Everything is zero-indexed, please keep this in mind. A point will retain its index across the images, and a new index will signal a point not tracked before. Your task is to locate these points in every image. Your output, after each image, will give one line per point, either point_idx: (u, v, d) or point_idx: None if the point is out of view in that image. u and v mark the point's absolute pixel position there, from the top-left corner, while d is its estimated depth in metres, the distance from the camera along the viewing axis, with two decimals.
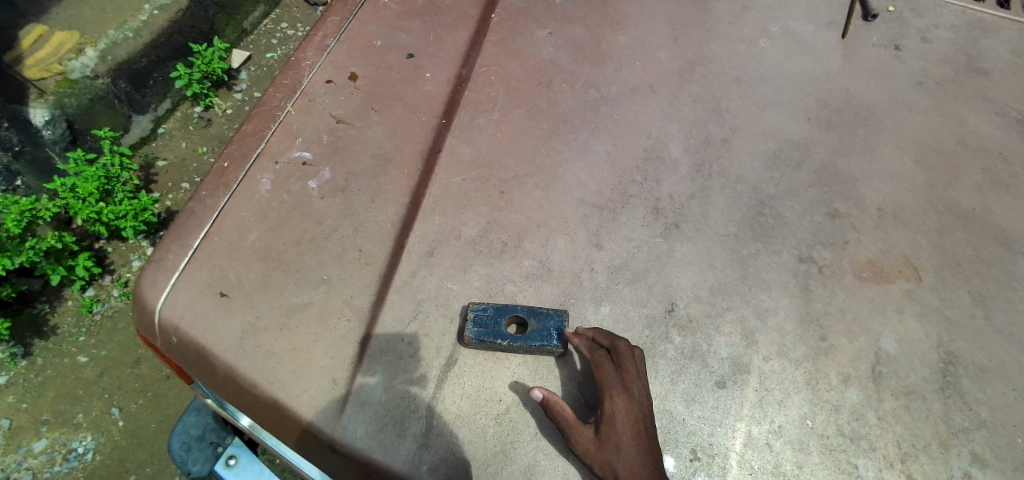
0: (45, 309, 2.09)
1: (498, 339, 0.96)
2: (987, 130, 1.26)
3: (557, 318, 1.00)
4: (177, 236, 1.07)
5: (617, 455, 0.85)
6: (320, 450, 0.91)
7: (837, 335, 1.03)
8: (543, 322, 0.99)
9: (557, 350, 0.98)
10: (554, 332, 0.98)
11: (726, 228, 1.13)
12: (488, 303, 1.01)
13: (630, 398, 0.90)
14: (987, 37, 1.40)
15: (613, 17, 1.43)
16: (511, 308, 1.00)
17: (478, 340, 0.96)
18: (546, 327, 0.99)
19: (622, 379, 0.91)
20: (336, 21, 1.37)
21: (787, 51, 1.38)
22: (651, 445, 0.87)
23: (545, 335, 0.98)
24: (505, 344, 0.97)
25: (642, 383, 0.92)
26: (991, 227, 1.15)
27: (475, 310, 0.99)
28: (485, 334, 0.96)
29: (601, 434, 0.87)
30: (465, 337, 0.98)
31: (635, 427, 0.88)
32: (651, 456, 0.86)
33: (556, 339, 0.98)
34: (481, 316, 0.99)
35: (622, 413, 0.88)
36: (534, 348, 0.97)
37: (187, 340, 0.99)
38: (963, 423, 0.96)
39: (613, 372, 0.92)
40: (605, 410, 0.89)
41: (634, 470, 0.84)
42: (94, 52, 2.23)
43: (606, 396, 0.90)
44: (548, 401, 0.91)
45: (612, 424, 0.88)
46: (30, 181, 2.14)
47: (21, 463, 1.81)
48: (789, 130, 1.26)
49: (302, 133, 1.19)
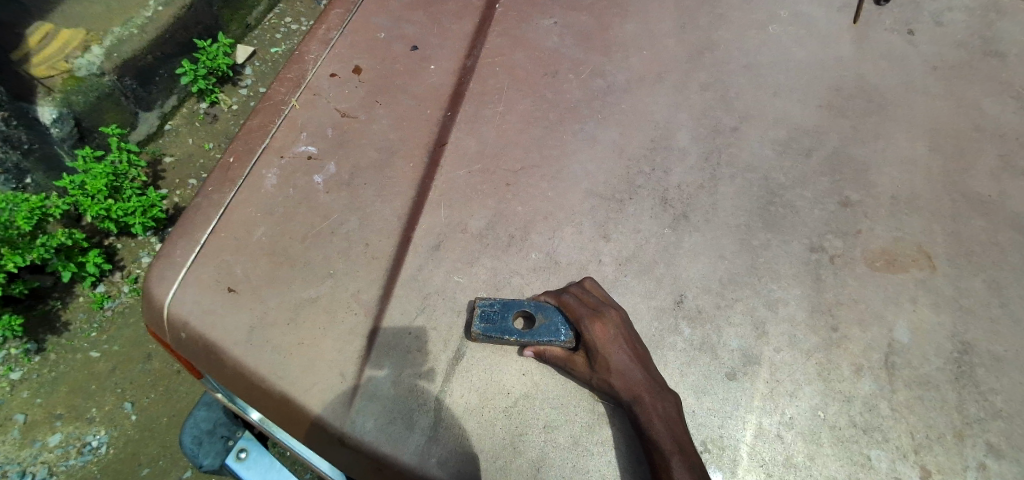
0: (57, 305, 2.11)
1: (504, 335, 0.95)
2: (1004, 115, 1.23)
3: (564, 314, 0.96)
4: (185, 231, 1.07)
5: (609, 371, 0.91)
6: (330, 443, 0.92)
7: (849, 325, 1.01)
8: (549, 317, 0.96)
9: (565, 346, 0.95)
10: (561, 327, 0.95)
11: (735, 218, 1.12)
12: (495, 299, 1.00)
13: (603, 319, 0.94)
14: (1003, 20, 1.36)
15: (619, 6, 1.41)
16: (514, 303, 0.98)
17: (484, 336, 0.95)
18: (554, 321, 0.96)
19: (589, 305, 0.96)
20: (339, 14, 1.36)
21: (797, 38, 1.35)
22: (636, 354, 0.93)
23: (553, 330, 0.95)
24: (512, 340, 0.95)
25: (608, 306, 0.98)
26: (1007, 213, 1.13)
27: (482, 306, 0.98)
28: (491, 330, 0.95)
29: (588, 357, 0.93)
30: (471, 333, 0.96)
31: (616, 344, 0.93)
32: (639, 365, 0.92)
33: (563, 334, 0.95)
34: (488, 312, 0.98)
35: (599, 335, 0.93)
36: (543, 344, 0.95)
37: (196, 335, 0.99)
38: (978, 413, 0.95)
39: (577, 301, 0.96)
40: (583, 336, 0.93)
41: (627, 380, 0.90)
42: (100, 49, 2.22)
43: (580, 323, 0.94)
44: (540, 352, 0.96)
45: (594, 346, 0.92)
46: (38, 178, 2.11)
47: (36, 457, 1.84)
48: (799, 118, 1.24)
49: (307, 128, 1.19)
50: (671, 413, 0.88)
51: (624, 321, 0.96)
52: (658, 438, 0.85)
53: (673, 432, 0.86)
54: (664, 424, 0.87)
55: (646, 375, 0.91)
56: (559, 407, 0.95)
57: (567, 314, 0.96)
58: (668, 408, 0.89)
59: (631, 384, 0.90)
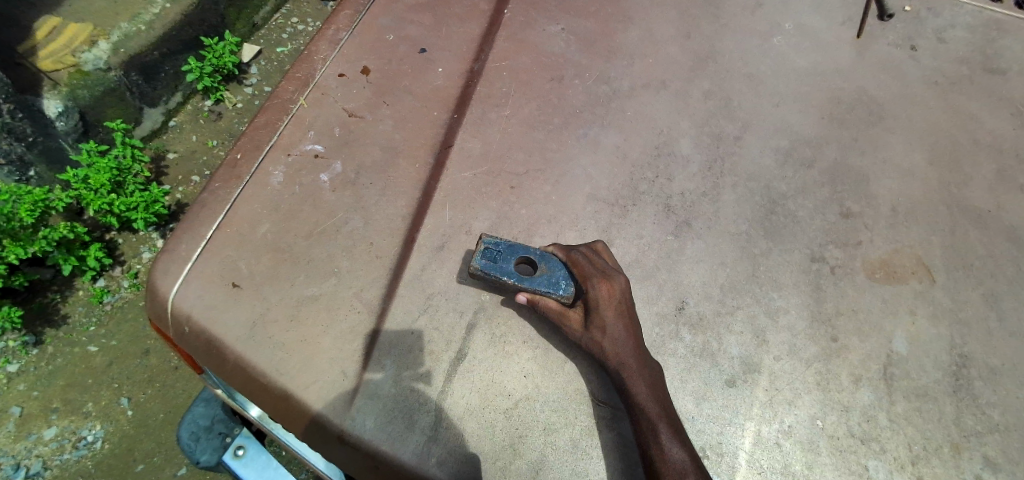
0: (56, 298, 2.11)
1: (502, 278, 0.94)
2: (1004, 130, 1.25)
3: (569, 271, 0.96)
4: (190, 226, 1.08)
5: (603, 332, 0.92)
6: (329, 441, 0.92)
7: (848, 335, 1.02)
8: (552, 269, 0.96)
9: (561, 301, 0.94)
10: (563, 281, 0.95)
11: (736, 226, 1.13)
12: (502, 240, 0.99)
13: (610, 281, 0.96)
14: (1004, 37, 1.38)
15: (625, 13, 1.42)
16: (519, 248, 0.98)
17: (483, 272, 0.94)
18: (555, 275, 0.96)
19: (599, 267, 0.98)
20: (347, 15, 1.37)
21: (801, 49, 1.36)
22: (631, 321, 0.95)
23: (553, 283, 0.94)
24: (509, 283, 0.94)
25: (616, 271, 0.99)
26: (1006, 227, 1.14)
27: (487, 243, 0.98)
28: (491, 268, 0.95)
29: (585, 315, 0.94)
30: (471, 266, 0.96)
31: (617, 308, 0.95)
32: (632, 331, 0.94)
33: (563, 289, 0.94)
34: (492, 251, 0.97)
35: (604, 295, 0.95)
36: (539, 294, 0.94)
37: (198, 330, 0.99)
38: (975, 426, 0.95)
39: (587, 261, 0.97)
40: (588, 294, 0.95)
41: (619, 345, 0.92)
42: (107, 45, 2.25)
43: (587, 280, 0.96)
44: (533, 301, 0.94)
45: (596, 306, 0.94)
46: (41, 171, 2.10)
47: (30, 450, 1.84)
48: (802, 129, 1.25)
49: (313, 126, 1.20)
50: (656, 381, 0.90)
51: (629, 288, 0.98)
52: (643, 402, 0.87)
53: (659, 398, 0.88)
54: (649, 388, 0.88)
55: (636, 342, 0.93)
56: (559, 410, 0.95)
57: (573, 270, 0.96)
58: (654, 374, 0.91)
59: (623, 348, 0.91)
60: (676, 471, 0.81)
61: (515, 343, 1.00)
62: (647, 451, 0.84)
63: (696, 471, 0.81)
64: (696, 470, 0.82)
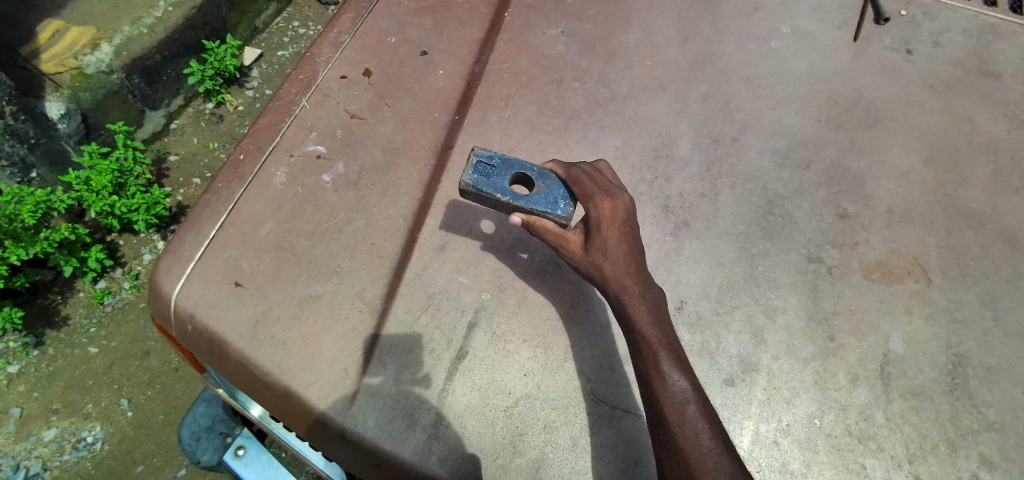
0: (57, 300, 2.11)
1: (496, 194, 0.90)
2: (999, 133, 1.26)
3: (567, 189, 0.93)
4: (193, 226, 1.08)
5: (604, 255, 0.89)
6: (331, 439, 0.93)
7: (845, 334, 1.03)
8: (549, 188, 0.92)
9: (559, 222, 0.91)
10: (561, 201, 0.92)
11: (735, 227, 1.14)
12: (495, 154, 0.95)
13: (613, 201, 0.92)
14: (1000, 41, 1.39)
15: (624, 17, 1.43)
16: (515, 164, 0.93)
17: (475, 188, 0.90)
18: (553, 194, 0.92)
19: (601, 186, 0.93)
20: (350, 18, 1.38)
21: (798, 52, 1.38)
22: (633, 244, 0.91)
23: (550, 203, 0.91)
24: (503, 200, 0.90)
25: (618, 191, 0.95)
26: (1001, 228, 1.15)
27: (479, 157, 0.93)
28: (484, 184, 0.90)
29: (585, 238, 0.90)
30: (461, 181, 0.92)
31: (620, 230, 0.90)
32: (634, 255, 0.91)
33: (561, 209, 0.91)
34: (484, 166, 0.93)
35: (607, 216, 0.90)
36: (536, 215, 0.90)
37: (201, 329, 1.00)
38: (971, 424, 0.96)
39: (590, 179, 0.92)
40: (590, 215, 0.90)
41: (621, 270, 0.88)
42: (109, 47, 2.25)
43: (588, 200, 0.91)
44: (530, 222, 0.89)
45: (598, 227, 0.90)
46: (44, 173, 2.13)
47: (30, 451, 1.84)
48: (799, 131, 1.26)
49: (315, 127, 1.21)
50: (657, 307, 0.88)
51: (632, 208, 0.94)
52: (644, 330, 0.85)
53: (660, 325, 0.86)
54: (650, 315, 0.86)
55: (637, 267, 0.90)
56: (559, 409, 0.96)
57: (572, 189, 0.92)
58: (655, 299, 0.89)
59: (624, 273, 0.88)
60: (677, 400, 0.80)
61: (516, 342, 1.01)
62: (648, 380, 0.83)
63: (697, 400, 0.81)
64: (696, 399, 0.81)
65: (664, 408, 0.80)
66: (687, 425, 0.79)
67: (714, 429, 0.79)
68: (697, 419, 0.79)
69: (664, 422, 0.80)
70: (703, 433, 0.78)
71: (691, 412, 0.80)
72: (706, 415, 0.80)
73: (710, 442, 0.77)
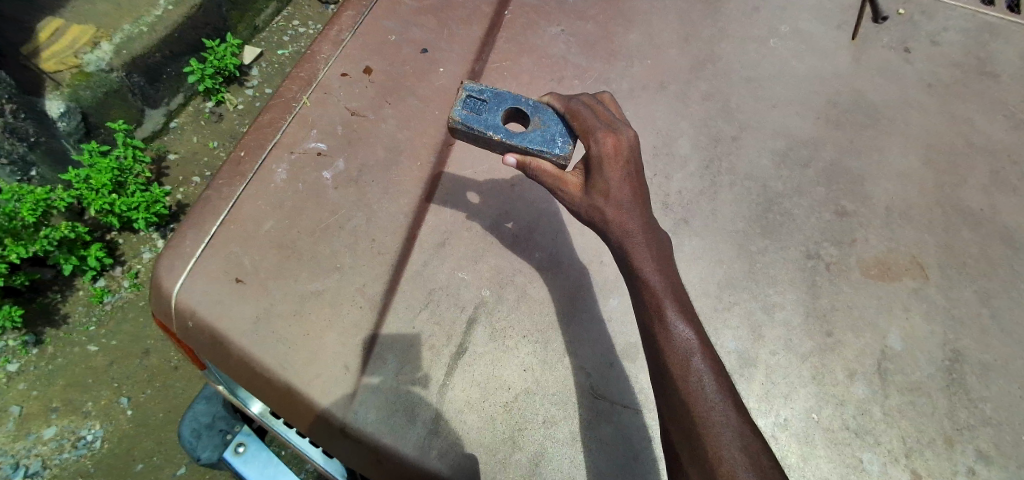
0: (57, 298, 2.11)
1: (487, 132, 0.84)
2: (996, 132, 1.27)
3: (566, 126, 0.84)
4: (194, 223, 1.08)
5: (606, 196, 0.76)
6: (332, 434, 0.93)
7: (843, 331, 1.04)
8: (546, 124, 0.84)
9: (556, 163, 0.82)
10: (559, 139, 0.83)
11: (734, 224, 1.14)
12: (487, 89, 0.88)
13: (617, 135, 0.79)
14: (997, 41, 1.40)
15: (625, 16, 1.44)
16: (507, 99, 0.87)
17: (463, 124, 0.84)
18: (550, 131, 0.84)
19: (604, 120, 0.81)
20: (350, 16, 1.38)
21: (797, 52, 1.39)
22: (638, 184, 0.79)
23: (547, 141, 0.82)
24: (494, 137, 0.83)
25: (624, 125, 0.82)
26: (998, 227, 1.16)
27: (470, 92, 0.88)
28: (473, 121, 0.85)
29: (586, 179, 0.79)
30: (451, 118, 0.86)
31: (625, 168, 0.78)
32: (639, 195, 0.78)
33: (559, 148, 0.82)
34: (474, 101, 0.87)
35: (610, 151, 0.77)
36: (530, 155, 0.82)
37: (202, 325, 1.00)
38: (967, 419, 0.97)
39: (592, 113, 0.81)
40: (590, 152, 0.78)
41: (625, 212, 0.76)
42: (109, 46, 2.24)
43: (588, 135, 0.80)
44: (524, 164, 0.79)
45: (599, 165, 0.77)
46: (43, 171, 2.13)
47: (30, 450, 1.85)
48: (798, 130, 1.27)
49: (316, 125, 1.21)
50: (662, 253, 0.77)
51: (639, 144, 0.81)
52: (649, 279, 0.74)
53: (666, 274, 0.76)
54: (656, 262, 0.75)
55: (643, 207, 0.78)
56: (559, 403, 0.97)
57: (572, 124, 0.82)
58: (661, 245, 0.77)
59: (628, 216, 0.76)
60: (682, 352, 0.70)
61: (516, 337, 1.01)
62: (651, 332, 0.73)
63: (703, 351, 0.71)
64: (703, 350, 0.71)
65: (667, 361, 0.71)
66: (692, 378, 0.69)
67: (723, 381, 0.70)
68: (703, 371, 0.70)
69: (667, 377, 0.70)
70: (710, 387, 0.69)
71: (697, 365, 0.70)
72: (713, 368, 0.71)
73: (717, 396, 0.68)
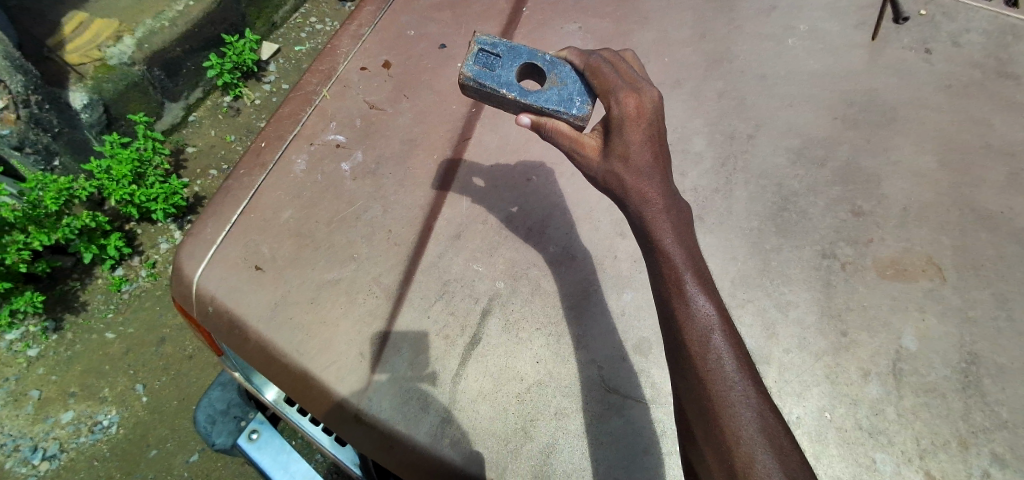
0: (76, 286, 2.15)
1: (501, 89, 0.85)
2: (1017, 134, 1.25)
3: (584, 84, 0.85)
4: (215, 212, 1.11)
5: (626, 162, 0.74)
6: (346, 421, 0.95)
7: (857, 330, 1.03)
8: (563, 82, 0.86)
9: (574, 123, 0.84)
10: (577, 98, 0.85)
11: (748, 222, 1.14)
12: (500, 43, 0.89)
13: (640, 96, 0.76)
14: (1019, 42, 1.38)
15: (641, 14, 1.44)
16: (522, 54, 0.88)
17: (475, 81, 0.85)
18: (566, 89, 0.86)
19: (626, 80, 0.79)
20: (370, 11, 1.41)
21: (815, 52, 1.38)
22: (660, 149, 0.76)
23: (564, 101, 0.84)
24: (507, 95, 0.85)
25: (647, 84, 0.79)
26: (1017, 230, 1.14)
27: (482, 47, 0.88)
28: (485, 77, 0.86)
29: (604, 142, 0.76)
30: (462, 72, 0.87)
31: (647, 132, 0.75)
32: (661, 162, 0.76)
33: (576, 109, 0.84)
34: (486, 58, 0.88)
35: (632, 113, 0.74)
36: (547, 114, 0.84)
37: (222, 310, 1.03)
38: (983, 422, 0.96)
39: (613, 72, 0.80)
40: (610, 113, 0.76)
41: (645, 180, 0.74)
42: (131, 40, 2.30)
43: (610, 96, 0.77)
44: (540, 124, 0.79)
45: (620, 128, 0.74)
46: (66, 161, 2.15)
47: (48, 433, 1.89)
48: (815, 129, 1.27)
49: (335, 117, 1.23)
50: (682, 223, 0.75)
51: (663, 105, 0.77)
52: (668, 250, 0.73)
53: (686, 244, 0.74)
54: (676, 233, 0.74)
55: (664, 174, 0.76)
56: (570, 396, 0.98)
57: (590, 82, 0.83)
58: (680, 215, 0.75)
59: (649, 185, 0.74)
60: (700, 328, 0.70)
61: (529, 330, 1.02)
62: (669, 305, 0.73)
63: (723, 327, 0.71)
64: (723, 327, 0.71)
65: (685, 337, 0.71)
66: (711, 356, 0.69)
67: (741, 358, 0.70)
68: (723, 349, 0.69)
69: (685, 351, 0.71)
70: (729, 366, 0.69)
71: (716, 342, 0.70)
72: (733, 345, 0.70)
73: (736, 376, 0.68)
